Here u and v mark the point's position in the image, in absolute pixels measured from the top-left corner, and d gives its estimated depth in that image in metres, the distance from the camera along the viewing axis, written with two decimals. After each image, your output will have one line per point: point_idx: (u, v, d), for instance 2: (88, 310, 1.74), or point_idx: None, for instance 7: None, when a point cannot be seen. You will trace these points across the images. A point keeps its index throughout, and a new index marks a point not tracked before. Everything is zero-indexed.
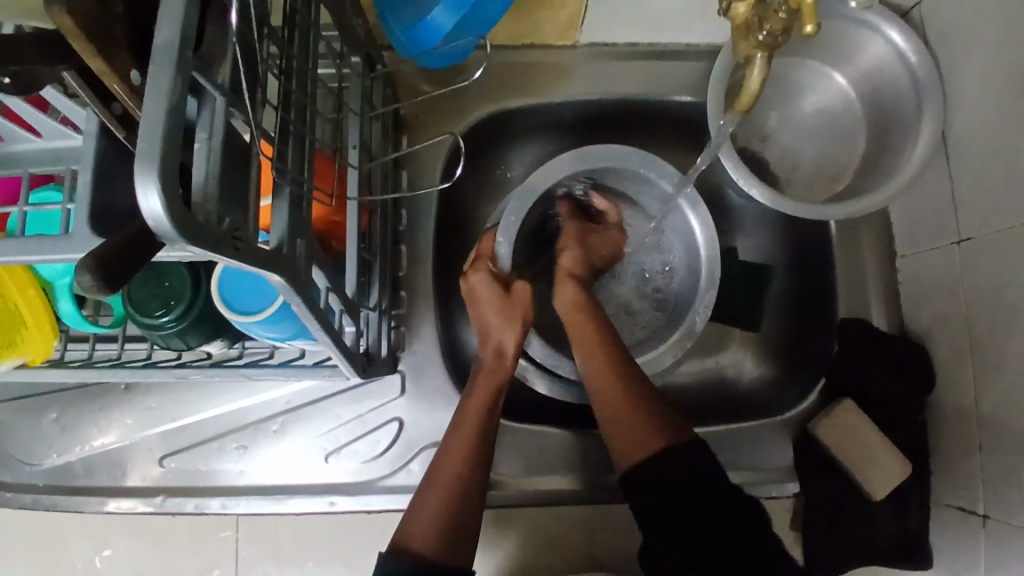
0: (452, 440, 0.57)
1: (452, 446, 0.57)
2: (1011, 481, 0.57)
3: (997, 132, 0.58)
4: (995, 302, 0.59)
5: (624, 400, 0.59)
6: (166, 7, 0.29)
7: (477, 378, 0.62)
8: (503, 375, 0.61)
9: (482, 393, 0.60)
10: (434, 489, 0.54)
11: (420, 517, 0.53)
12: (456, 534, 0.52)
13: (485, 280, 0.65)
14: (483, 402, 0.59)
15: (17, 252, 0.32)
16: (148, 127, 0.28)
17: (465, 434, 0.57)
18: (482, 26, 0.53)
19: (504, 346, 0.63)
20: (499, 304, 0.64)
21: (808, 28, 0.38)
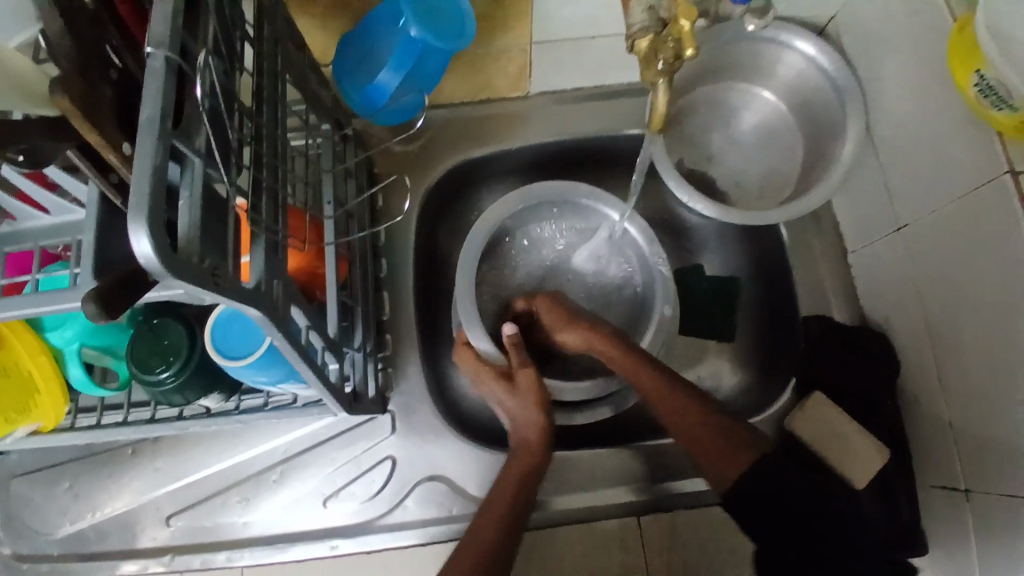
0: (443, 485, 0.57)
1: (482, 528, 0.60)
2: (984, 451, 0.59)
3: (912, 127, 0.64)
4: (940, 281, 0.63)
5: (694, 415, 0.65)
6: (149, 88, 0.35)
7: (513, 460, 0.65)
8: (535, 459, 0.64)
9: (515, 473, 0.63)
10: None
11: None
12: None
13: (474, 362, 0.69)
14: (515, 482, 0.62)
15: (29, 303, 0.37)
16: (137, 185, 0.33)
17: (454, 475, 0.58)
18: (426, 82, 0.60)
19: (525, 434, 0.65)
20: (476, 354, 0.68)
21: (688, 52, 0.44)
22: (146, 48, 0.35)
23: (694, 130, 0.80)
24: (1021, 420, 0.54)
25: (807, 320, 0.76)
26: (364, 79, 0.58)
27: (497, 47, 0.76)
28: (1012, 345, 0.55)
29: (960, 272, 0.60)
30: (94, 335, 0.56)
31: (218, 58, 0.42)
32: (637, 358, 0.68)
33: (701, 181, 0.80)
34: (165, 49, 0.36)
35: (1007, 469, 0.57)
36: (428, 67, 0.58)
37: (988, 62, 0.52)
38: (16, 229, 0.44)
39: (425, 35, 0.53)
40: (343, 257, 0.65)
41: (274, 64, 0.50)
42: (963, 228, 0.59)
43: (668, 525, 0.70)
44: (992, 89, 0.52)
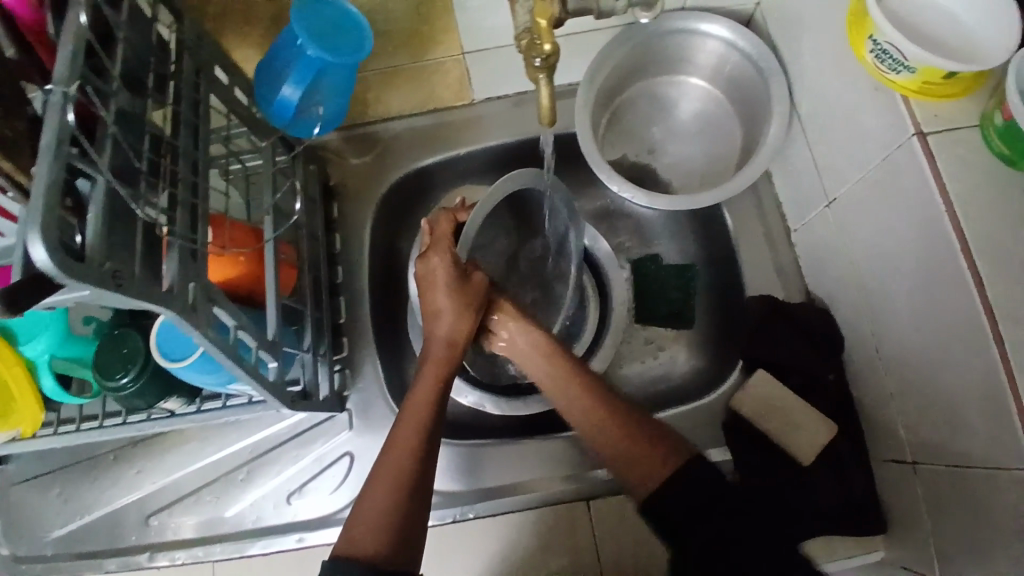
0: (400, 436, 0.59)
1: (404, 437, 0.59)
2: (925, 421, 0.59)
3: (833, 99, 0.64)
4: (869, 250, 0.63)
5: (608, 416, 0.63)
6: (49, 118, 0.40)
7: (425, 366, 0.65)
8: (451, 367, 0.65)
9: (431, 382, 0.63)
10: (379, 490, 0.56)
11: (364, 519, 0.54)
12: (406, 537, 0.54)
13: (444, 262, 0.66)
14: (433, 387, 0.62)
15: None
16: (34, 201, 0.37)
17: (412, 431, 0.59)
18: (335, 98, 0.60)
19: (455, 335, 0.66)
20: (447, 285, 0.65)
21: (548, 46, 0.49)
22: (46, 86, 0.40)
23: (634, 123, 0.82)
24: (950, 386, 0.54)
25: (751, 299, 0.76)
26: (270, 93, 0.58)
27: (432, 61, 0.80)
28: (938, 308, 0.54)
29: (883, 240, 0.60)
30: (62, 347, 0.63)
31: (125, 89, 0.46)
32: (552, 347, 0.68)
33: (644, 173, 0.82)
34: (63, 84, 0.40)
35: (947, 435, 0.56)
36: (332, 83, 0.58)
37: (878, 28, 0.53)
38: None
39: (320, 53, 0.53)
40: (288, 263, 0.69)
41: (195, 91, 0.55)
42: (882, 196, 0.59)
43: (615, 509, 0.71)
44: (888, 52, 0.53)
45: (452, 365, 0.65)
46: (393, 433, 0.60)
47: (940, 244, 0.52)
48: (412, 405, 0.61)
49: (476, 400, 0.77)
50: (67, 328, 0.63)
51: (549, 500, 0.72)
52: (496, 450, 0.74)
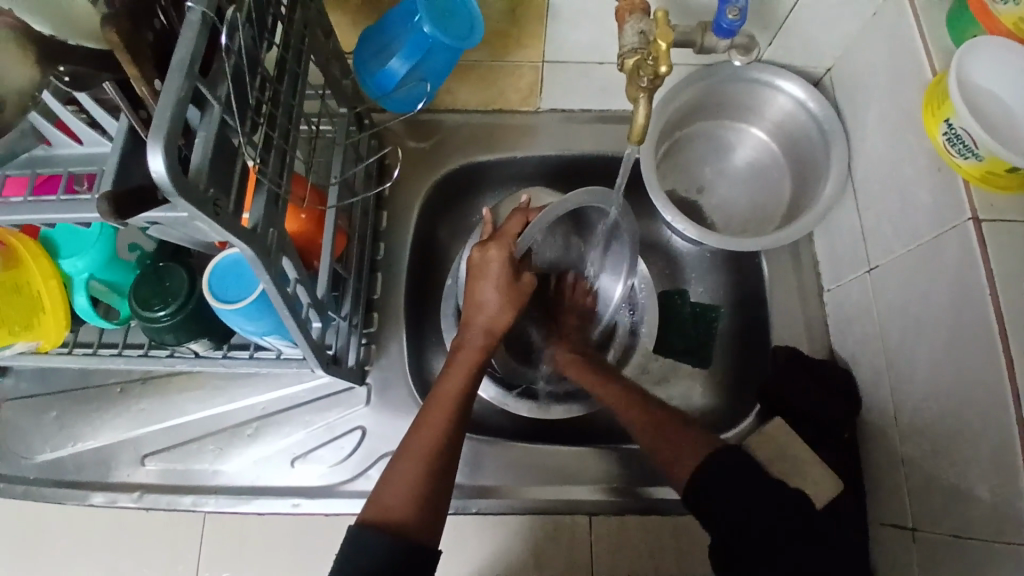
0: (430, 416, 0.59)
1: (432, 418, 0.58)
2: (933, 490, 0.61)
3: (890, 172, 0.67)
4: (903, 318, 0.65)
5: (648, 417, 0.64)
6: (185, 35, 0.39)
7: (459, 352, 0.65)
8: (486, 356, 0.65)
9: (462, 370, 0.63)
10: (408, 461, 0.55)
11: (394, 488, 0.53)
12: (431, 511, 0.53)
13: (501, 258, 0.67)
14: (465, 373, 0.62)
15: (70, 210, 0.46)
16: (160, 113, 0.37)
17: (444, 411, 0.59)
18: (436, 77, 0.61)
19: (495, 325, 0.66)
20: (496, 278, 0.67)
21: (663, 69, 0.51)
22: (186, 3, 0.40)
23: (687, 161, 0.85)
24: (967, 458, 0.56)
25: (777, 349, 0.78)
26: (374, 64, 0.59)
27: (511, 63, 0.78)
28: (964, 383, 0.57)
29: (921, 310, 0.63)
30: (103, 270, 0.63)
31: (249, 26, 0.47)
32: (577, 358, 0.75)
33: (692, 210, 0.84)
34: (204, 6, 0.40)
35: (953, 507, 0.58)
36: (435, 66, 0.59)
37: (957, 114, 0.55)
38: (49, 153, 0.49)
39: (435, 33, 0.55)
40: (342, 230, 0.70)
41: (300, 43, 0.56)
42: (927, 271, 0.62)
43: (616, 529, 0.72)
44: (960, 137, 0.56)
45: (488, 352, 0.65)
46: (423, 412, 0.59)
47: (978, 323, 0.55)
48: (444, 389, 0.61)
49: (499, 398, 0.77)
50: (111, 252, 0.63)
51: (549, 508, 0.72)
52: (505, 448, 0.74)
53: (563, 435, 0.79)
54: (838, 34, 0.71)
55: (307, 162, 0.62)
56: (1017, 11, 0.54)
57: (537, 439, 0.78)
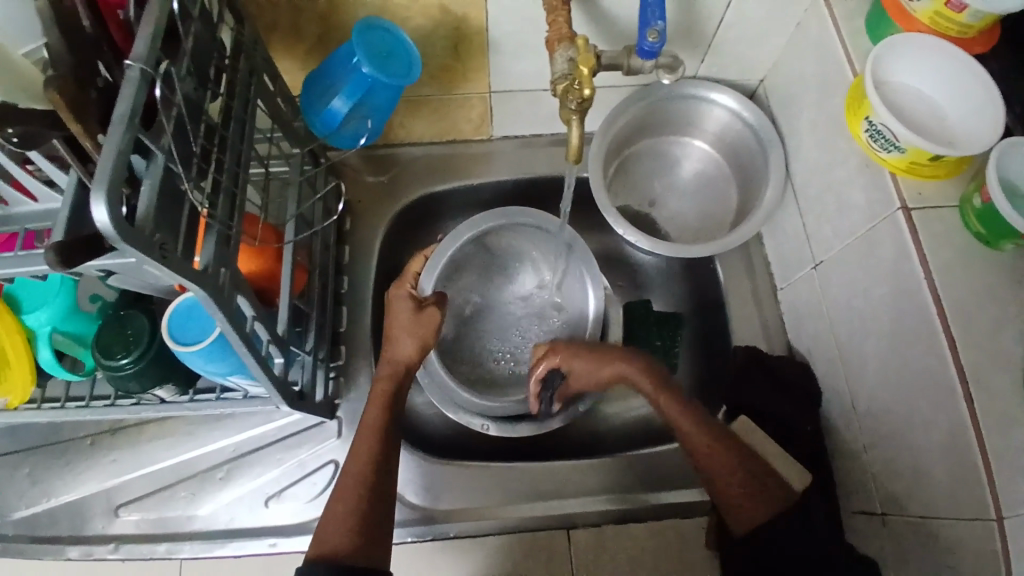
0: (357, 450, 0.61)
1: (358, 451, 0.61)
2: (894, 474, 0.62)
3: (824, 173, 0.70)
4: (850, 309, 0.68)
5: (711, 442, 0.65)
6: (124, 91, 0.41)
7: (375, 386, 0.67)
8: (400, 380, 0.67)
9: (378, 402, 0.64)
10: (345, 495, 0.58)
11: (334, 528, 0.55)
12: (370, 540, 0.55)
13: (403, 298, 0.72)
14: (381, 403, 0.64)
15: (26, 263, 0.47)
16: (101, 166, 0.39)
17: (367, 442, 0.61)
18: (380, 114, 0.63)
19: (403, 355, 0.69)
20: (410, 321, 0.70)
21: (588, 92, 0.57)
22: (125, 61, 0.42)
23: (637, 177, 0.88)
24: (921, 438, 0.58)
25: (738, 350, 0.80)
26: (320, 105, 0.62)
27: (459, 95, 0.80)
28: (909, 366, 0.59)
29: (863, 301, 0.65)
30: (66, 322, 0.63)
31: (190, 77, 0.49)
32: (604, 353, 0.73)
33: (646, 223, 0.87)
34: (142, 62, 0.42)
35: (912, 489, 0.60)
36: (378, 102, 0.62)
37: (875, 112, 0.59)
38: (5, 212, 0.51)
39: (373, 72, 0.57)
40: (302, 267, 0.71)
41: (245, 90, 0.58)
42: (865, 262, 0.65)
43: (594, 539, 0.72)
44: (881, 133, 0.59)
45: (401, 377, 0.68)
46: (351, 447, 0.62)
47: (916, 306, 0.57)
48: (362, 425, 0.63)
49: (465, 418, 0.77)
50: (73, 303, 0.63)
51: (527, 526, 0.73)
52: (480, 470, 0.75)
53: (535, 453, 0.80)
54: (764, 47, 0.75)
55: (262, 204, 0.63)
56: (930, 7, 0.58)
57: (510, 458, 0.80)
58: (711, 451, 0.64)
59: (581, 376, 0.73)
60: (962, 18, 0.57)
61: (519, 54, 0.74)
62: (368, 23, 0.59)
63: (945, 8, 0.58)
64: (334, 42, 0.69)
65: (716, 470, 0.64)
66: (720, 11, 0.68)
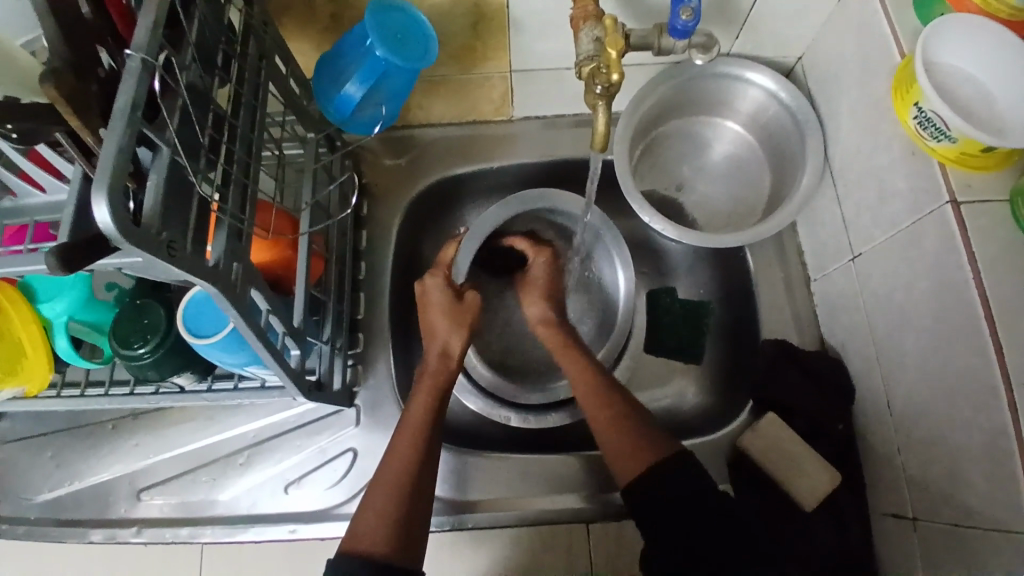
0: (399, 445, 0.60)
1: (400, 446, 0.60)
2: (929, 480, 0.60)
3: (866, 159, 0.66)
4: (889, 306, 0.64)
5: (609, 423, 0.63)
6: (125, 83, 0.39)
7: (422, 380, 0.66)
8: (445, 376, 0.66)
9: (424, 395, 0.63)
10: (385, 489, 0.56)
11: (368, 521, 0.54)
12: (408, 537, 0.54)
13: (439, 285, 0.71)
14: (427, 397, 0.63)
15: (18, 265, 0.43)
16: (102, 163, 0.37)
17: (410, 436, 0.60)
18: (395, 99, 0.61)
19: (450, 348, 0.68)
20: (448, 310, 0.69)
21: (616, 76, 0.53)
22: (126, 50, 0.40)
23: (664, 160, 0.84)
24: (960, 446, 0.55)
25: (766, 343, 0.77)
26: (332, 89, 0.59)
27: (479, 75, 0.77)
28: (951, 369, 0.56)
29: (903, 298, 0.62)
30: (82, 310, 0.63)
31: (197, 64, 0.47)
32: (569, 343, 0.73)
33: (673, 209, 0.84)
34: (143, 51, 0.40)
35: (949, 496, 0.57)
36: (394, 86, 0.59)
37: (924, 98, 0.54)
38: (15, 204, 0.49)
39: (388, 55, 0.54)
40: (319, 254, 0.70)
41: (255, 74, 0.56)
42: (908, 257, 0.61)
43: (614, 534, 0.71)
44: (931, 120, 0.54)
45: (448, 374, 0.66)
46: (393, 440, 0.61)
47: (961, 308, 0.54)
48: (407, 419, 0.62)
49: (487, 408, 0.77)
50: (90, 292, 0.63)
51: (547, 519, 0.72)
52: (499, 460, 0.74)
53: (554, 444, 0.79)
54: (805, 23, 0.70)
55: (275, 192, 0.62)
56: None
57: (530, 448, 0.79)
58: (608, 424, 0.63)
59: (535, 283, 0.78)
60: (1016, 1, 0.52)
61: (541, 31, 0.70)
62: (383, 2, 0.56)
63: None
64: (348, 21, 0.66)
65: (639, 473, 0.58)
66: None
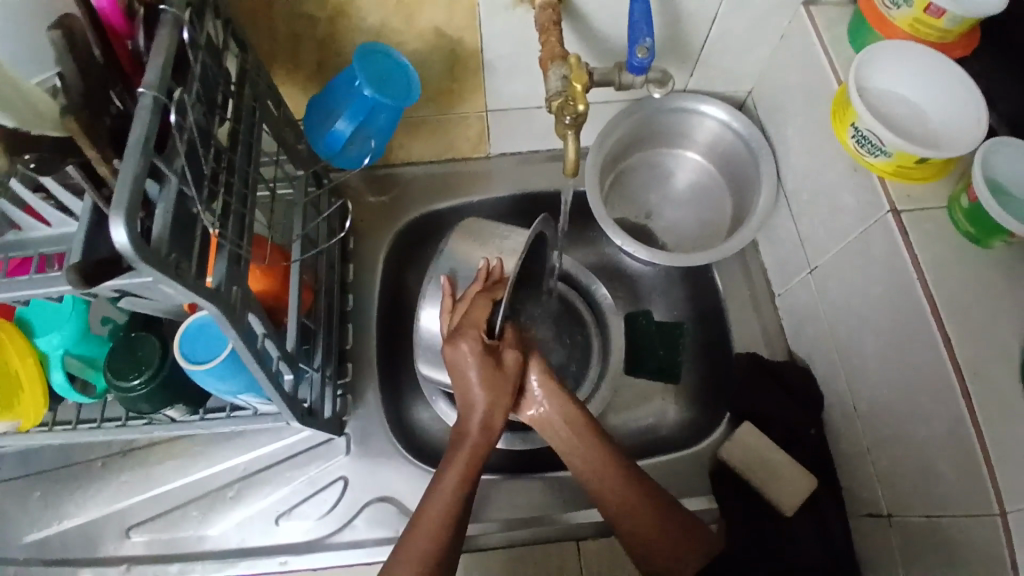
0: (428, 514, 0.59)
1: (430, 515, 0.59)
2: (898, 473, 0.63)
3: (815, 178, 0.72)
4: (847, 311, 0.69)
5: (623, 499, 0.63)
6: (138, 119, 0.43)
7: (461, 448, 0.62)
8: (483, 452, 0.62)
9: (462, 469, 0.61)
10: (410, 562, 0.56)
11: None
12: None
13: (475, 348, 0.61)
14: (464, 470, 0.60)
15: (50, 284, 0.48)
16: (119, 189, 0.40)
17: (441, 510, 0.59)
18: (383, 136, 0.65)
19: (491, 420, 0.62)
20: (483, 369, 0.61)
21: (582, 106, 0.59)
22: (139, 90, 0.44)
23: (633, 189, 0.90)
24: (922, 435, 0.59)
25: (739, 356, 0.81)
26: (324, 128, 0.64)
27: (456, 115, 0.82)
28: (907, 364, 0.60)
29: (859, 302, 0.66)
30: (78, 344, 0.65)
31: (200, 104, 0.51)
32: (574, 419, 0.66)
33: (644, 234, 0.89)
34: (155, 91, 0.44)
35: (918, 488, 0.60)
36: (381, 123, 0.64)
37: (860, 117, 0.61)
38: (18, 238, 0.53)
39: (376, 94, 0.60)
40: (308, 286, 0.73)
41: (251, 115, 0.60)
42: (859, 264, 0.66)
43: (604, 549, 0.72)
44: (867, 138, 0.61)
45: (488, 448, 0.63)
46: (422, 508, 0.59)
47: (910, 305, 0.58)
48: (441, 486, 0.60)
49: None
50: (85, 327, 0.65)
51: (538, 538, 0.73)
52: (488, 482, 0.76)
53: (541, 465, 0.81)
54: (751, 60, 0.77)
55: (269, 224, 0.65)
56: (910, 14, 0.61)
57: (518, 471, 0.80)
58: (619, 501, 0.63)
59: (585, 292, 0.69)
60: (942, 23, 0.60)
61: (513, 74, 0.76)
62: (369, 48, 0.61)
63: (924, 15, 0.60)
64: (334, 69, 0.71)
65: (626, 518, 0.63)
66: (706, 27, 0.71)
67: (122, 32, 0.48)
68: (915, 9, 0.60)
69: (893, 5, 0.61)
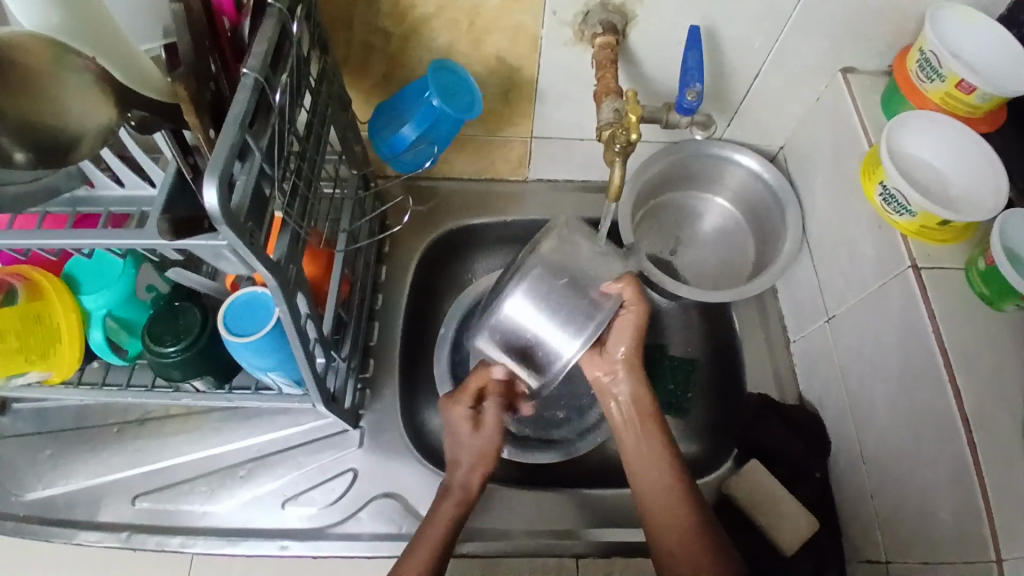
0: (415, 555, 0.63)
1: (418, 553, 0.63)
2: (900, 521, 0.64)
3: (838, 232, 0.76)
4: (861, 361, 0.71)
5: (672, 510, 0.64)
6: (239, 95, 0.47)
7: (440, 496, 0.68)
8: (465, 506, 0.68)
9: (444, 513, 0.66)
10: None
11: None
12: None
13: (468, 412, 0.71)
14: (446, 517, 0.66)
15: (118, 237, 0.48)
16: (216, 155, 0.44)
17: (428, 547, 0.63)
18: (441, 144, 0.69)
19: (468, 481, 0.69)
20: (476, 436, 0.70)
21: (634, 135, 0.62)
22: (243, 70, 0.48)
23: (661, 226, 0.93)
24: (928, 484, 0.60)
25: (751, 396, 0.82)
26: (388, 130, 0.68)
27: (503, 138, 0.86)
28: (917, 414, 0.62)
29: (873, 352, 0.69)
30: (120, 306, 0.67)
31: (287, 92, 0.55)
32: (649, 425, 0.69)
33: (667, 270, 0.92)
34: (256, 72, 0.48)
35: (920, 537, 0.61)
36: (441, 132, 0.68)
37: (889, 177, 0.65)
38: (90, 194, 0.56)
39: (443, 105, 0.64)
40: (346, 279, 0.76)
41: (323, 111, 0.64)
42: (876, 316, 0.69)
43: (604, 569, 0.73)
44: (894, 197, 0.65)
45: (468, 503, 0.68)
46: (410, 548, 0.64)
47: (925, 357, 0.61)
48: (432, 525, 0.65)
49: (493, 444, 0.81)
50: (131, 290, 0.67)
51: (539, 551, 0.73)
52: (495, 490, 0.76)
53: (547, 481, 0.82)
54: (785, 117, 0.82)
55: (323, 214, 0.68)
56: (941, 87, 0.66)
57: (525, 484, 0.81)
58: (673, 514, 0.64)
59: (619, 324, 0.68)
60: (971, 99, 0.65)
61: (563, 104, 0.81)
62: (441, 63, 0.66)
63: (954, 90, 0.65)
64: (398, 80, 0.76)
65: (670, 534, 0.64)
66: (748, 82, 0.76)
67: (229, 18, 0.53)
68: (947, 83, 0.65)
69: (927, 79, 0.67)
